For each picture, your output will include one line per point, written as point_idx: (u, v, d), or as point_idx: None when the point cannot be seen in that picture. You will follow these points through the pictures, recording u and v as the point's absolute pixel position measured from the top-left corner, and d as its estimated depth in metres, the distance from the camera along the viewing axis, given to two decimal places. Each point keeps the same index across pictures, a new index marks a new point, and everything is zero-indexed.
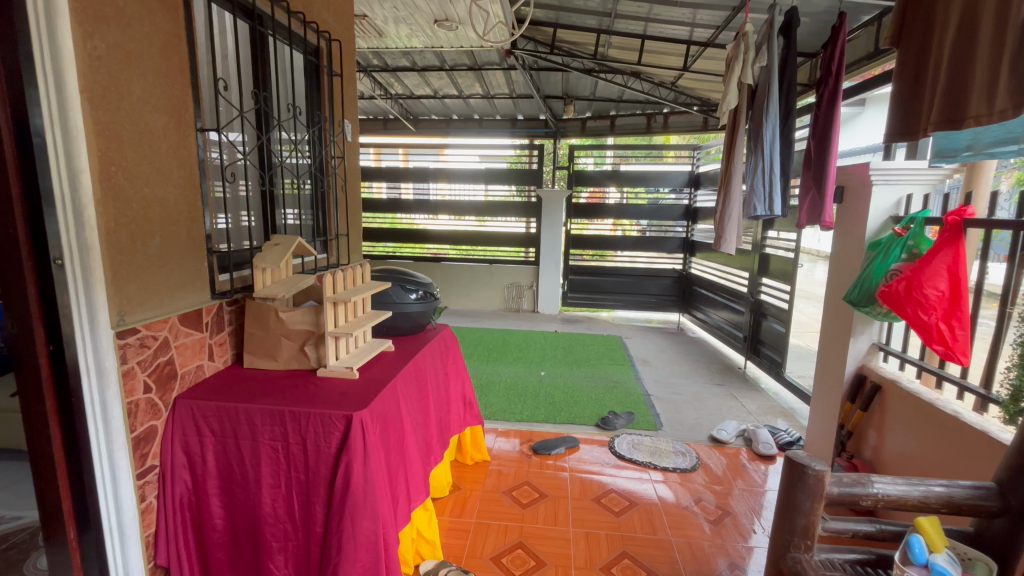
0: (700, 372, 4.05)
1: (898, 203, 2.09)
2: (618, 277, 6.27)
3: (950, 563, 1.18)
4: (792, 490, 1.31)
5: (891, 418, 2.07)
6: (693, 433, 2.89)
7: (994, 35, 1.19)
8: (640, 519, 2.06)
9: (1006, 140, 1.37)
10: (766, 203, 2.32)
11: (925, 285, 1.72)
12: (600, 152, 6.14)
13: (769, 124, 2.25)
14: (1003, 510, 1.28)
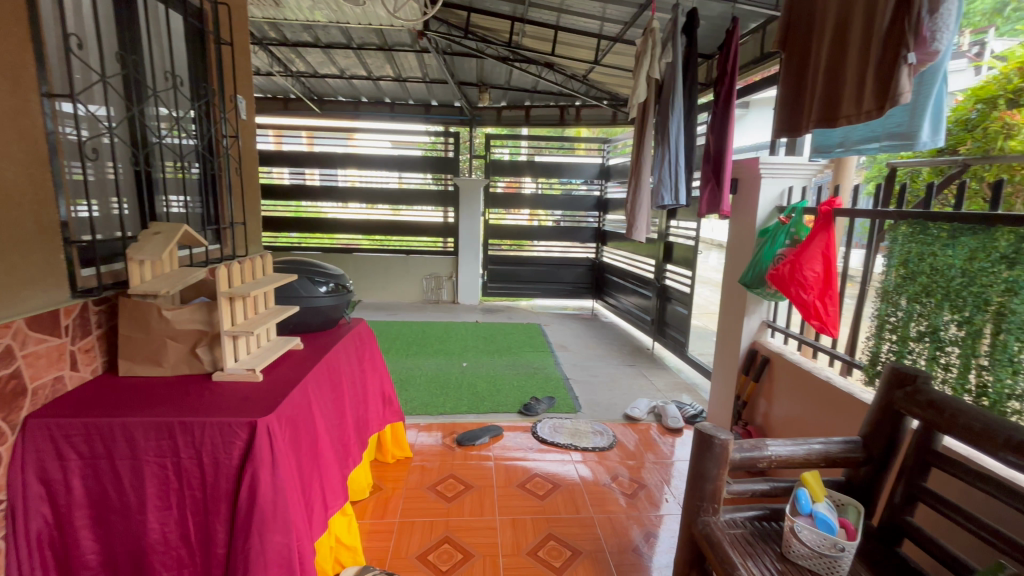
0: (613, 354, 4.26)
1: (781, 193, 2.33)
2: (535, 266, 6.39)
3: (829, 510, 1.34)
4: (702, 459, 1.42)
5: (778, 387, 2.32)
6: (609, 413, 3.03)
7: (862, 44, 1.34)
8: (563, 500, 2.12)
9: (871, 137, 1.51)
10: (672, 192, 2.44)
11: (804, 267, 1.93)
12: (515, 142, 6.15)
13: (674, 118, 2.36)
14: (866, 460, 1.48)
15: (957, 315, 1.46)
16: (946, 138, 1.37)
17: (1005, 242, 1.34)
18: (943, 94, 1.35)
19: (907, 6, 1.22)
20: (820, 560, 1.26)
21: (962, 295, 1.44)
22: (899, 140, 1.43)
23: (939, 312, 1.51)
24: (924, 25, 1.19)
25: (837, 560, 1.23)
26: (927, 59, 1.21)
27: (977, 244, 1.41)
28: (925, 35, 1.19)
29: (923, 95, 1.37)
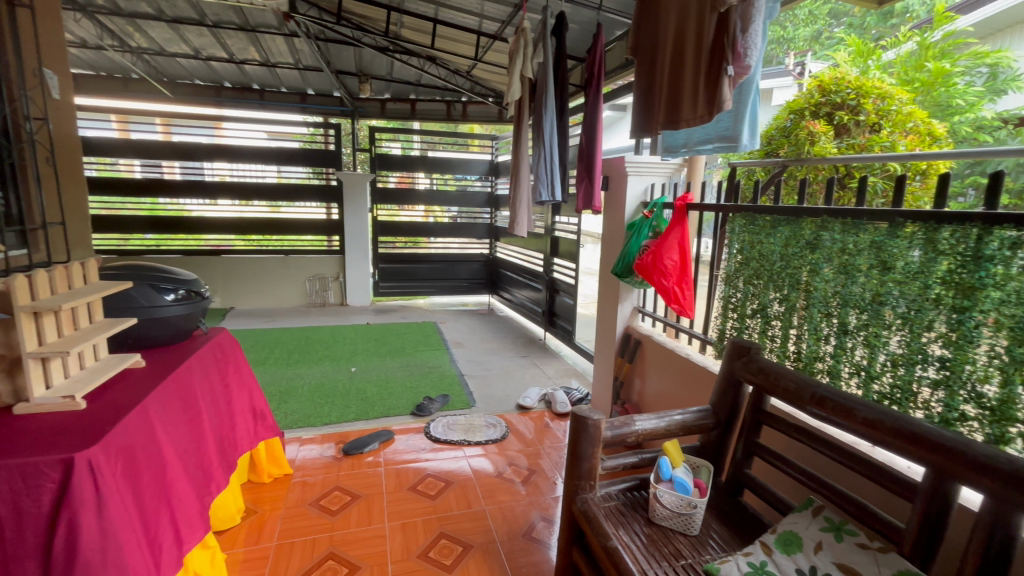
0: (508, 347, 4.35)
1: (646, 189, 2.56)
2: (429, 263, 6.27)
3: (686, 474, 1.51)
4: (578, 440, 1.52)
5: (649, 366, 2.55)
6: (503, 404, 3.09)
7: (696, 56, 1.47)
8: (455, 496, 2.11)
9: (705, 139, 1.69)
10: (549, 188, 2.53)
11: (664, 256, 2.14)
12: (406, 137, 5.96)
13: (548, 116, 2.44)
14: (716, 424, 1.67)
15: (779, 293, 1.71)
16: (759, 143, 1.60)
17: (808, 230, 1.58)
18: (756, 104, 1.57)
19: (726, 26, 1.38)
20: (679, 519, 1.41)
21: (781, 276, 1.69)
22: (727, 142, 1.62)
23: (766, 291, 1.76)
24: (738, 42, 1.34)
25: (691, 516, 1.39)
26: (743, 72, 1.37)
27: (790, 232, 1.65)
28: (740, 51, 1.34)
29: (741, 105, 1.58)
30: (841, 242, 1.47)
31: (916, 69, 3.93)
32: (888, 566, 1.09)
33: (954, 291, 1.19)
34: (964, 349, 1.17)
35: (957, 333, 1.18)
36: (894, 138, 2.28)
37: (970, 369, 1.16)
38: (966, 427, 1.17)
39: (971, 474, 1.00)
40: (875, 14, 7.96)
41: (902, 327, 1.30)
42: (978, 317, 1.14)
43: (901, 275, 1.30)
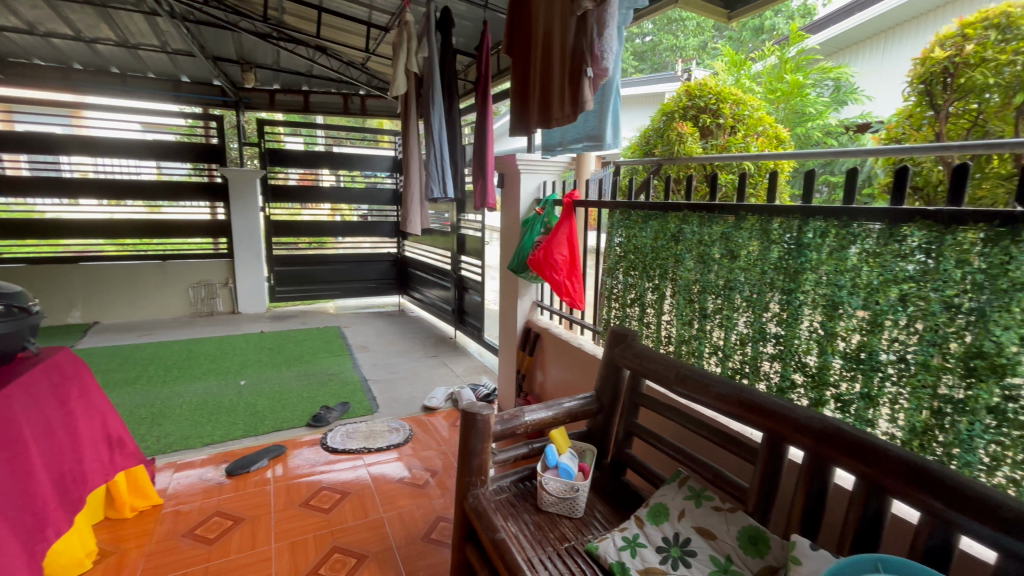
0: (416, 348, 4.26)
1: (538, 187, 2.63)
2: (332, 265, 5.94)
3: (570, 460, 1.59)
4: (467, 437, 1.52)
5: (548, 358, 2.62)
6: (407, 407, 3.02)
7: (562, 58, 1.52)
8: (351, 507, 2.02)
9: (576, 139, 1.77)
10: (440, 185, 2.48)
11: (554, 251, 2.21)
12: (310, 131, 5.65)
13: (436, 112, 2.41)
14: (600, 409, 1.76)
15: (652, 283, 1.85)
16: (622, 142, 1.71)
17: (672, 224, 1.72)
18: (617, 105, 1.67)
19: (585, 30, 1.43)
20: (564, 504, 1.47)
21: (653, 266, 1.82)
22: (594, 141, 1.72)
23: (641, 281, 1.90)
24: (595, 45, 1.40)
25: (574, 500, 1.45)
26: (602, 74, 1.43)
27: (658, 226, 1.79)
28: (597, 54, 1.40)
29: (603, 106, 1.67)
30: (698, 234, 1.61)
31: (777, 79, 4.44)
32: (735, 523, 1.22)
33: (784, 276, 1.35)
34: (792, 326, 1.34)
35: (787, 312, 1.34)
36: (747, 140, 2.55)
37: (797, 342, 1.32)
38: (796, 394, 1.34)
39: (794, 434, 1.15)
40: (749, 30, 8.93)
41: (747, 309, 1.46)
42: (801, 296, 1.31)
43: (745, 263, 1.46)
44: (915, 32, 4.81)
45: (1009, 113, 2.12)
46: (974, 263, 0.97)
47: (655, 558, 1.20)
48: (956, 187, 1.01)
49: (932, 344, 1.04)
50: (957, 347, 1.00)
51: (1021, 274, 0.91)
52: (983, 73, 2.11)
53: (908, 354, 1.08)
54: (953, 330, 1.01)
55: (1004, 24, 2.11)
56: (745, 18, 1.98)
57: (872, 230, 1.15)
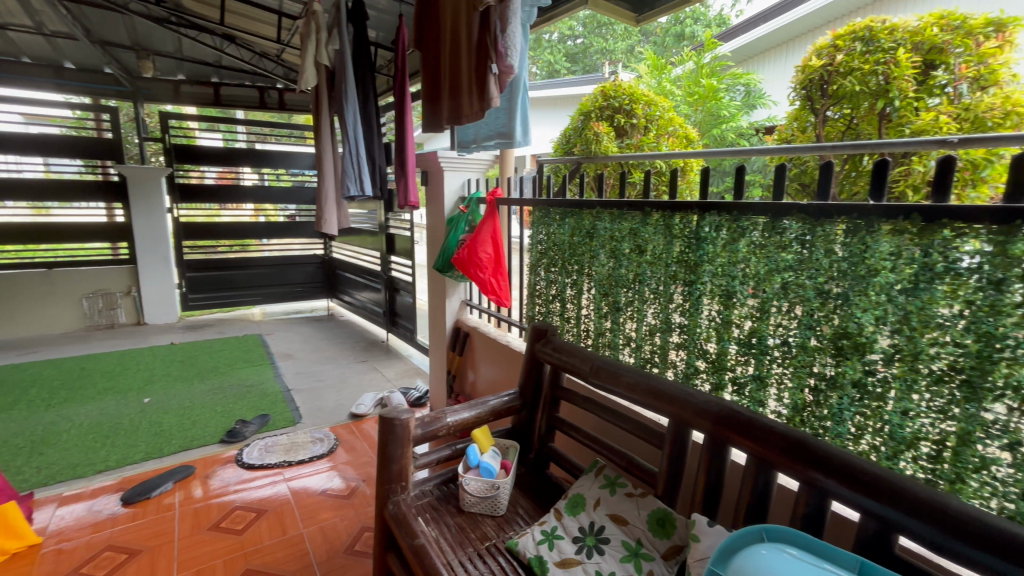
0: (345, 354, 4.08)
1: (463, 185, 2.60)
2: (253, 269, 5.56)
3: (492, 458, 1.59)
4: (386, 443, 1.46)
5: (477, 356, 2.60)
6: (333, 416, 2.89)
7: (468, 55, 1.51)
8: (267, 526, 1.90)
9: (489, 136, 1.83)
10: (357, 183, 2.42)
11: (478, 249, 2.19)
12: (230, 127, 5.25)
13: (349, 108, 2.34)
14: (523, 405, 1.77)
15: (571, 278, 1.89)
16: (532, 138, 1.78)
17: (587, 221, 1.76)
18: (526, 102, 1.73)
19: (488, 26, 1.43)
20: (485, 503, 1.47)
21: (571, 262, 1.87)
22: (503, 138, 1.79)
23: (561, 277, 1.93)
24: (499, 41, 1.38)
25: (495, 498, 1.45)
26: (507, 71, 1.41)
27: (575, 222, 1.83)
28: (502, 50, 1.38)
29: (513, 104, 1.73)
30: (611, 229, 1.66)
31: (695, 83, 4.69)
32: (645, 507, 1.27)
33: (685, 268, 1.42)
34: (693, 315, 1.41)
35: (689, 302, 1.42)
36: (659, 140, 2.68)
37: (699, 330, 1.40)
38: (699, 379, 1.42)
39: (695, 417, 1.21)
40: (671, 35, 9.41)
41: (655, 301, 1.53)
42: (700, 287, 1.38)
43: (651, 258, 1.52)
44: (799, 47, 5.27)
45: (873, 116, 2.35)
46: (839, 251, 1.07)
47: (571, 549, 1.23)
48: (823, 183, 1.11)
49: (809, 327, 1.14)
50: (828, 329, 1.10)
51: (875, 261, 1.01)
52: (852, 82, 2.35)
53: (790, 338, 1.18)
54: (825, 313, 1.11)
55: (868, 37, 2.31)
56: (652, 22, 2.07)
57: (756, 223, 1.23)
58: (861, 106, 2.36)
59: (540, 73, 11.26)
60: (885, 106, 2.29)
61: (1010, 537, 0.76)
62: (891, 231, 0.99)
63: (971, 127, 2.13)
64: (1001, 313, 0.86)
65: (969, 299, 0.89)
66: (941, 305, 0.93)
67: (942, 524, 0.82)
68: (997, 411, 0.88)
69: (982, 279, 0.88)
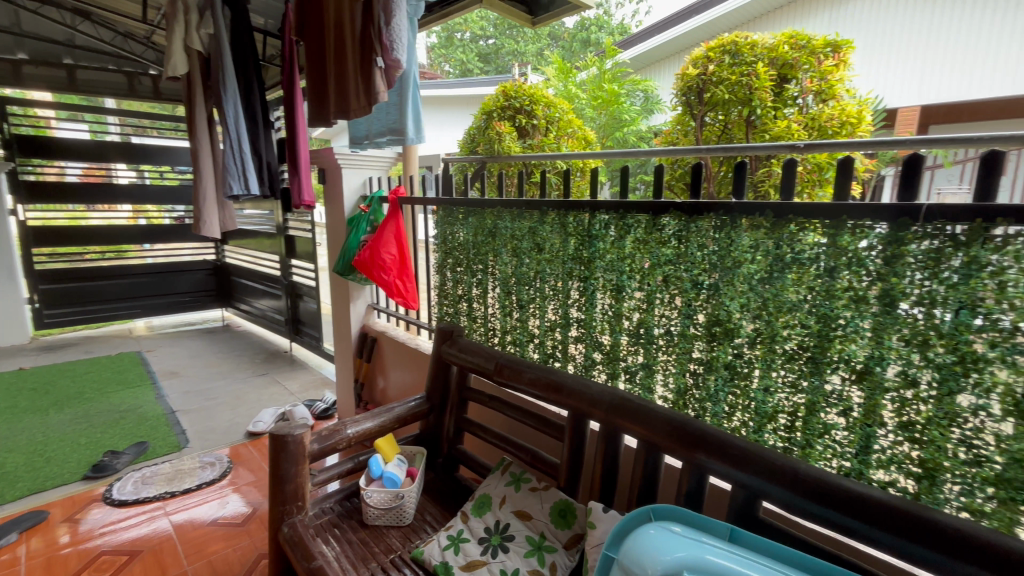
0: (241, 367, 3.74)
1: (364, 183, 2.50)
2: (128, 278, 4.90)
3: (397, 466, 1.53)
4: (278, 461, 1.34)
5: (386, 362, 2.50)
6: (226, 437, 2.63)
7: (352, 47, 1.46)
8: (143, 568, 1.68)
9: (382, 131, 1.82)
10: (241, 181, 2.23)
11: (381, 250, 2.10)
12: (98, 118, 4.56)
13: (228, 99, 2.15)
14: (431, 409, 1.72)
15: (476, 278, 1.88)
16: (426, 136, 1.76)
17: (488, 221, 1.77)
18: (417, 100, 1.72)
19: (371, 17, 1.37)
20: (390, 514, 1.41)
21: (475, 262, 1.86)
22: (396, 134, 1.77)
23: (467, 276, 1.92)
24: (384, 34, 1.34)
25: (400, 507, 1.40)
26: (394, 65, 1.38)
27: (477, 221, 1.82)
28: (386, 44, 1.34)
29: (404, 101, 1.71)
30: (511, 228, 1.68)
31: (598, 87, 4.83)
32: (548, 500, 1.29)
33: (580, 264, 1.47)
34: (590, 310, 1.47)
35: (585, 297, 1.47)
36: (559, 141, 2.76)
37: (595, 324, 1.45)
38: (596, 370, 1.48)
39: (591, 408, 1.25)
40: (578, 41, 9.77)
41: (555, 297, 1.57)
42: (594, 282, 1.44)
43: (549, 255, 1.56)
44: (674, 59, 5.74)
45: (741, 122, 2.63)
46: (709, 245, 1.16)
47: (477, 550, 1.22)
48: (696, 182, 1.20)
49: (688, 316, 1.23)
50: (703, 317, 1.20)
51: (738, 253, 1.12)
52: (723, 91, 2.58)
53: (672, 327, 1.26)
54: (699, 303, 1.20)
55: (734, 50, 2.55)
56: (547, 25, 2.13)
57: (639, 221, 1.30)
58: (731, 113, 2.62)
59: (453, 72, 11.18)
60: (749, 113, 2.57)
61: (846, 493, 0.87)
62: (749, 226, 1.09)
63: (817, 134, 2.46)
64: (835, 296, 0.99)
65: (812, 285, 1.01)
66: (791, 291, 1.05)
67: (795, 488, 0.92)
68: (835, 381, 1.01)
69: (821, 267, 1.00)
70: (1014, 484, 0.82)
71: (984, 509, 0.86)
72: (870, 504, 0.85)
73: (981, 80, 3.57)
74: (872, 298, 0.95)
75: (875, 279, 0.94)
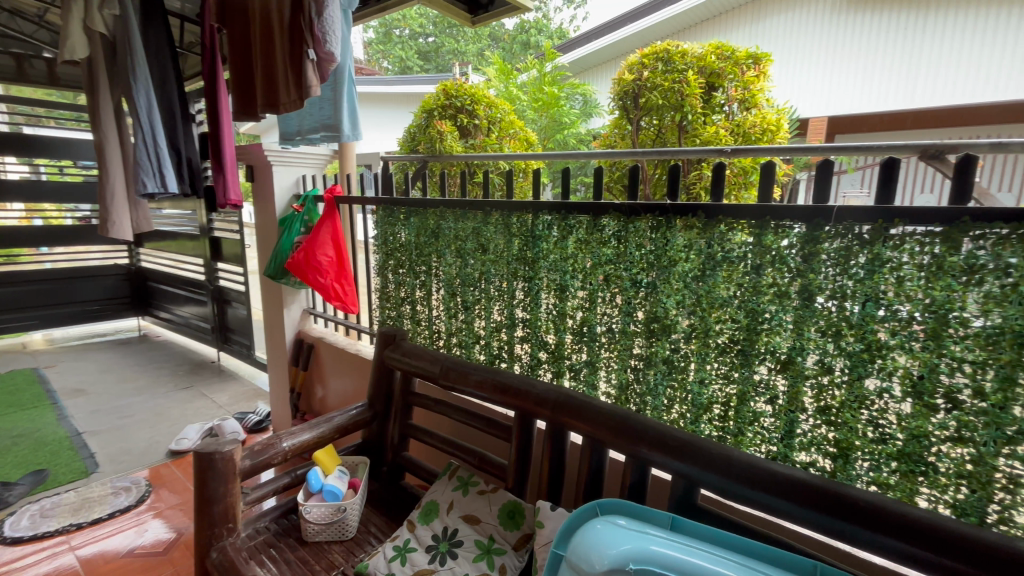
0: (161, 381, 3.44)
1: (297, 182, 2.37)
2: (22, 285, 4.35)
3: (339, 479, 1.47)
4: (204, 482, 1.23)
5: (325, 369, 2.38)
6: (144, 458, 2.41)
7: (281, 37, 1.37)
8: None
9: (315, 128, 1.74)
10: (157, 179, 2.04)
11: (317, 253, 2.00)
12: None
13: (139, 88, 1.96)
14: (373, 416, 1.66)
15: (419, 280, 1.84)
16: (363, 133, 1.71)
17: (431, 221, 1.73)
18: (353, 96, 1.65)
19: (302, 6, 1.30)
20: (332, 529, 1.35)
21: (418, 263, 1.82)
22: (331, 131, 1.70)
23: (410, 278, 1.87)
24: (316, 25, 1.28)
25: (342, 521, 1.34)
26: (327, 58, 1.32)
27: (419, 222, 1.78)
28: (319, 36, 1.28)
29: (339, 97, 1.64)
30: (455, 229, 1.66)
31: (539, 89, 4.86)
32: (496, 502, 1.28)
33: (524, 265, 1.48)
34: (535, 310, 1.47)
35: (530, 297, 1.48)
36: (501, 142, 2.77)
37: (540, 324, 1.46)
38: (542, 369, 1.49)
39: (538, 408, 1.26)
40: (518, 43, 9.83)
41: (500, 298, 1.56)
42: (538, 282, 1.45)
43: (494, 256, 1.55)
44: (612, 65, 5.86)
45: (674, 127, 2.76)
46: (647, 245, 1.21)
47: (424, 559, 1.19)
48: (633, 184, 1.24)
49: (628, 314, 1.26)
50: (642, 314, 1.24)
51: (674, 252, 1.17)
52: (657, 97, 2.69)
53: (613, 324, 1.30)
54: (638, 301, 1.24)
55: (667, 58, 2.66)
56: (487, 25, 2.12)
57: (580, 222, 1.33)
58: (665, 118, 2.75)
59: (391, 68, 10.93)
60: (681, 119, 2.71)
61: (775, 476, 0.93)
62: (683, 227, 1.14)
63: (742, 139, 2.62)
64: (761, 292, 1.05)
65: (740, 282, 1.08)
66: (722, 288, 1.11)
67: (729, 474, 0.97)
68: (762, 371, 1.08)
69: (748, 264, 1.06)
70: (913, 457, 0.92)
71: (889, 482, 0.95)
72: (795, 485, 0.91)
73: (878, 94, 3.95)
74: (792, 293, 1.02)
75: (795, 276, 1.01)
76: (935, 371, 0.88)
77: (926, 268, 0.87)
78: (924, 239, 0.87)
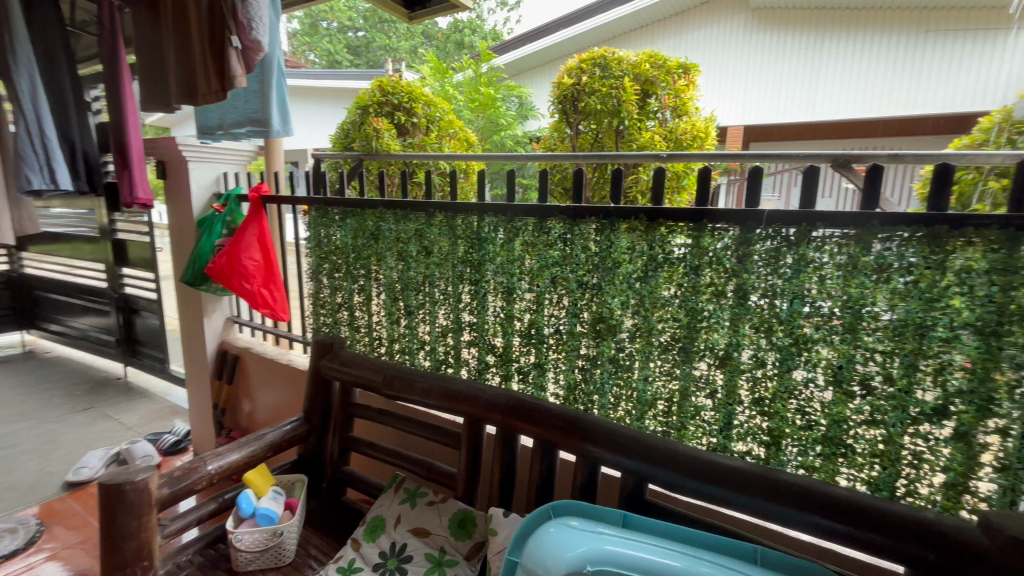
0: (54, 403, 3.03)
1: (217, 179, 2.18)
2: None
3: (273, 500, 1.36)
4: (113, 517, 1.09)
5: (254, 382, 2.21)
6: (34, 492, 2.10)
7: (199, 22, 1.26)
8: None
9: (238, 122, 1.61)
10: (44, 174, 1.78)
11: (242, 256, 1.85)
12: None
13: (18, 68, 1.71)
14: (310, 431, 1.55)
15: (357, 284, 1.75)
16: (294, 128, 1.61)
17: (370, 222, 1.66)
18: (281, 87, 1.54)
19: None
20: (266, 555, 1.24)
21: (356, 267, 1.74)
22: (258, 126, 1.58)
23: (347, 283, 1.78)
24: (239, 10, 1.17)
25: (279, 546, 1.25)
26: (254, 47, 1.22)
27: (357, 223, 1.70)
28: (244, 23, 1.18)
29: (266, 88, 1.53)
30: (396, 231, 1.60)
31: (475, 90, 4.89)
32: (446, 512, 1.25)
33: (470, 268, 1.45)
34: (481, 313, 1.45)
35: (476, 301, 1.45)
36: (441, 141, 2.72)
37: (488, 327, 1.44)
38: (489, 373, 1.48)
39: (487, 412, 1.24)
40: (452, 43, 9.72)
41: (445, 302, 1.52)
42: (485, 285, 1.43)
43: (438, 259, 1.51)
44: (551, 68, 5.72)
45: (611, 132, 2.84)
46: (592, 247, 1.23)
47: None
48: (577, 187, 1.25)
49: (574, 315, 1.28)
50: (588, 315, 1.26)
51: (618, 254, 1.19)
52: (595, 103, 2.76)
53: (560, 326, 1.31)
54: (584, 302, 1.26)
55: (604, 64, 2.75)
56: (425, 21, 2.06)
57: (526, 224, 1.32)
58: (603, 122, 2.83)
59: (319, 62, 10.43)
60: (618, 124, 2.79)
61: (717, 467, 0.98)
62: (626, 229, 1.17)
63: (675, 145, 2.77)
64: (700, 292, 1.10)
65: (680, 282, 1.12)
66: (664, 288, 1.14)
67: (675, 467, 1.01)
68: (702, 367, 1.13)
69: (687, 265, 1.11)
70: (834, 441, 1.00)
71: (814, 465, 1.03)
72: (735, 474, 0.96)
73: (785, 106, 4.32)
74: (728, 292, 1.08)
75: (730, 276, 1.06)
76: (852, 361, 0.97)
77: (843, 267, 0.96)
78: (841, 241, 0.95)
